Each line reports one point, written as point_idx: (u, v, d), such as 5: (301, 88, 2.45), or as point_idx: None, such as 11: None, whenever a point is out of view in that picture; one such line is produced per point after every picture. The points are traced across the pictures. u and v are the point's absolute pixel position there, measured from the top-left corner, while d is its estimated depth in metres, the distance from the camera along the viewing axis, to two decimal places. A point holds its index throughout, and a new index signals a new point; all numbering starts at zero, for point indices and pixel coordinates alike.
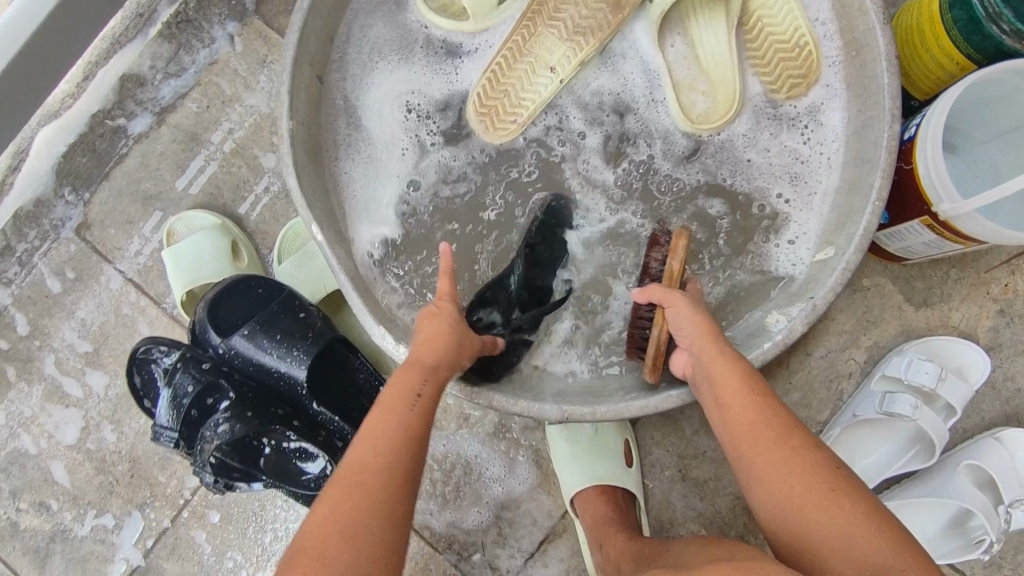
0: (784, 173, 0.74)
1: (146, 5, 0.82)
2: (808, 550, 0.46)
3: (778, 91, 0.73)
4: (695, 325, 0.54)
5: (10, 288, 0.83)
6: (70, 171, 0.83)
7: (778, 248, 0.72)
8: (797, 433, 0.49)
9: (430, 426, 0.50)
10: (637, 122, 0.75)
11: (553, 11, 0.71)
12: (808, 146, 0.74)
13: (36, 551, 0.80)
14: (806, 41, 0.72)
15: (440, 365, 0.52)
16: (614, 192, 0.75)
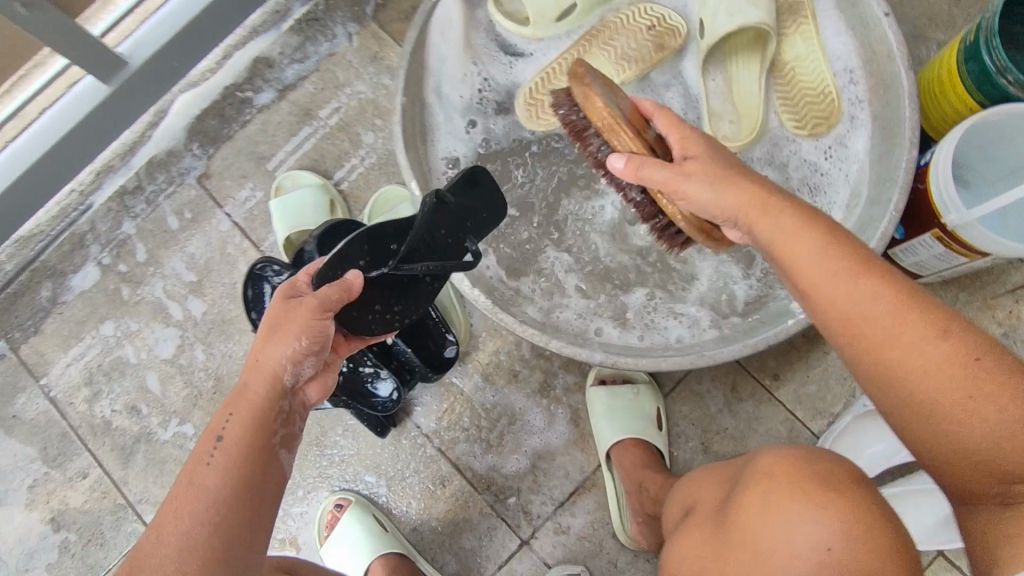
0: (805, 184, 0.86)
1: (283, 3, 0.98)
2: (942, 431, 0.44)
3: (796, 127, 0.85)
4: (732, 194, 0.50)
5: (136, 221, 0.97)
6: (200, 130, 0.98)
7: None
8: (910, 308, 0.45)
9: (249, 455, 0.50)
10: None
11: (607, 40, 0.84)
12: (829, 162, 0.85)
13: (122, 448, 0.91)
14: (827, 91, 0.84)
15: (259, 390, 0.52)
16: None
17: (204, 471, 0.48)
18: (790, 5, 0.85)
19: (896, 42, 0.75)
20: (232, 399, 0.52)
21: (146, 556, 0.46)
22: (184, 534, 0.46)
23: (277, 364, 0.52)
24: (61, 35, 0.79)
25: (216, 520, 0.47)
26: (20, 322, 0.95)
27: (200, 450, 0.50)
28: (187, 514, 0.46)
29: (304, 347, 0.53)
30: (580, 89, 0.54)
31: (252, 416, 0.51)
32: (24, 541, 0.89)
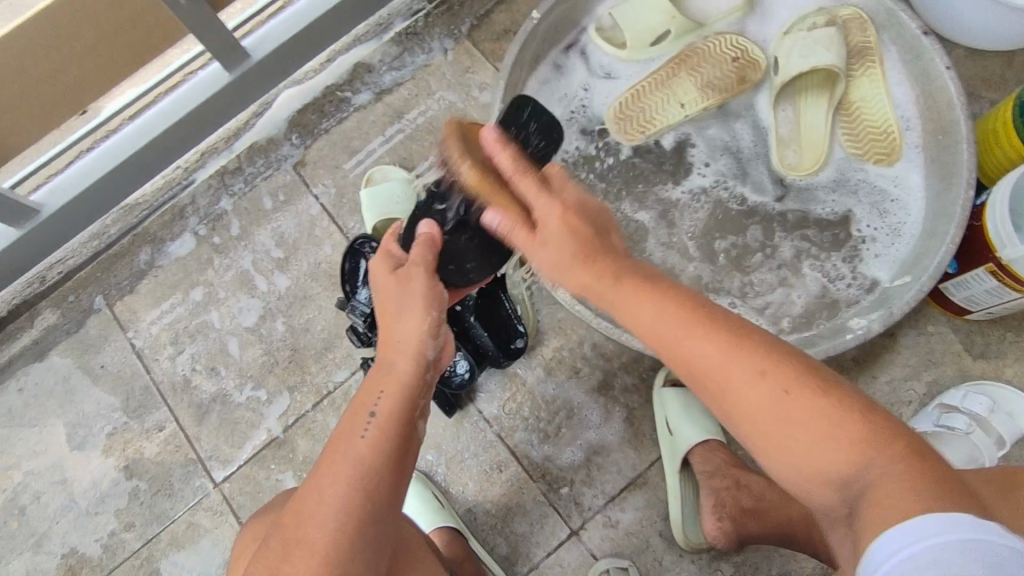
0: (874, 208, 0.91)
1: (385, 17, 1.07)
2: (784, 458, 0.49)
3: (858, 160, 0.91)
4: (568, 275, 0.62)
5: (233, 198, 1.05)
6: (300, 122, 1.06)
7: (869, 259, 0.89)
8: (742, 353, 0.51)
9: (391, 427, 0.57)
10: (741, 161, 0.94)
11: (695, 67, 0.93)
12: (894, 190, 0.90)
13: (199, 406, 0.97)
14: (891, 129, 0.90)
15: (398, 365, 0.61)
16: (735, 201, 0.93)
17: (359, 437, 0.56)
18: (858, 49, 0.91)
19: (956, 92, 0.82)
20: (376, 375, 0.61)
21: (312, 512, 0.50)
22: (344, 492, 0.52)
23: (416, 341, 0.62)
24: (204, 29, 0.89)
25: (375, 482, 0.53)
26: (117, 281, 1.03)
27: (355, 419, 0.57)
28: (350, 468, 0.53)
29: (434, 326, 0.64)
30: (456, 151, 0.71)
31: (400, 391, 0.60)
32: (99, 484, 0.96)
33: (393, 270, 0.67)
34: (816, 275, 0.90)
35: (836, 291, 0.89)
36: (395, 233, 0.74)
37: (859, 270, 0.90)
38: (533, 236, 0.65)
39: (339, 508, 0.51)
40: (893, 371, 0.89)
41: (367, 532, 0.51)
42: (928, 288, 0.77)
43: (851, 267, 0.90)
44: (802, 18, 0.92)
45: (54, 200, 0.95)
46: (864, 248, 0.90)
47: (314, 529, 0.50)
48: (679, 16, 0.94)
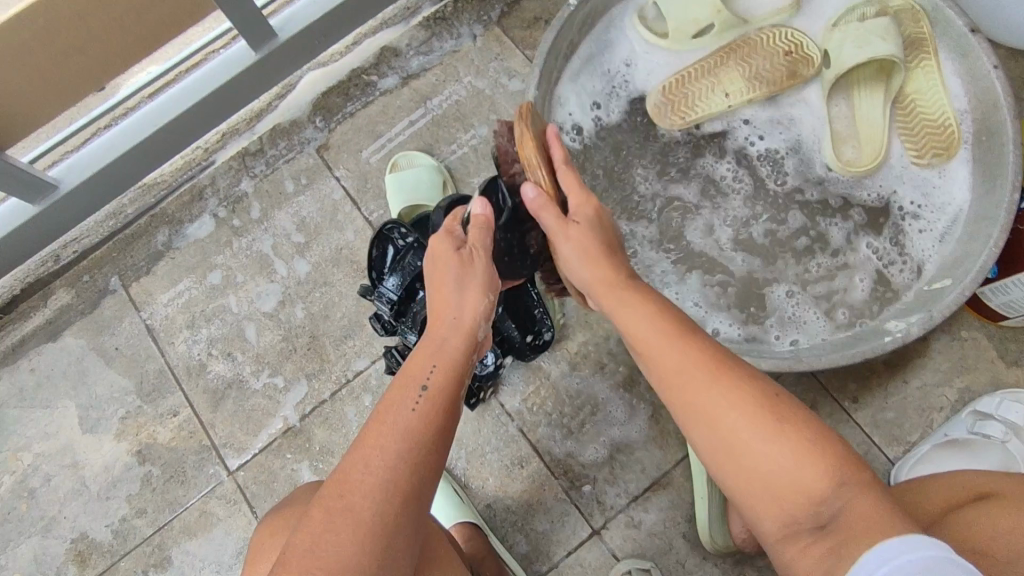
0: (914, 189, 0.90)
1: (414, 1, 1.06)
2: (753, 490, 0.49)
3: (915, 157, 0.89)
4: (592, 266, 0.62)
5: (253, 180, 1.03)
6: (324, 104, 1.04)
7: (916, 237, 0.89)
8: (694, 350, 0.53)
9: (447, 403, 0.55)
10: (790, 154, 0.94)
11: (745, 56, 0.91)
12: (939, 178, 0.89)
13: (214, 391, 0.96)
14: (948, 123, 0.87)
15: (454, 338, 0.59)
16: (776, 189, 0.94)
17: (407, 411, 0.53)
18: (912, 41, 0.88)
19: (1003, 93, 0.81)
20: (429, 345, 0.58)
21: (356, 486, 0.49)
22: (386, 467, 0.50)
23: (469, 319, 0.60)
24: (231, 5, 0.86)
25: (419, 459, 0.51)
26: (133, 262, 1.01)
27: (402, 390, 0.54)
28: (395, 446, 0.51)
29: (489, 307, 0.61)
30: (521, 125, 0.68)
31: (450, 362, 0.57)
32: (110, 469, 0.94)
33: (455, 250, 0.62)
34: (863, 253, 0.91)
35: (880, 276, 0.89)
36: (457, 216, 0.69)
37: (904, 254, 0.89)
38: (568, 223, 0.63)
39: (384, 483, 0.49)
40: (922, 376, 0.85)
41: (407, 510, 0.49)
42: (970, 293, 0.74)
43: (894, 247, 0.90)
44: (853, 7, 0.90)
45: (72, 176, 0.93)
46: (907, 227, 0.90)
47: (358, 503, 0.48)
48: (724, 10, 0.91)
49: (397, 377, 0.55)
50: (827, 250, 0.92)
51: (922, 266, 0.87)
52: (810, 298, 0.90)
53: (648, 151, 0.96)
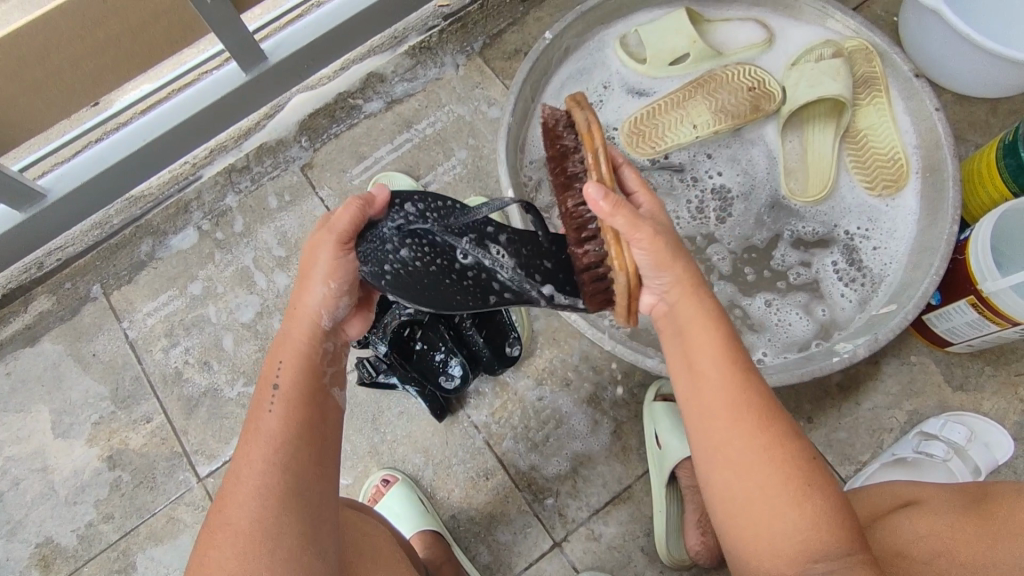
0: (863, 214, 0.96)
1: (401, 31, 1.12)
2: (758, 553, 0.52)
3: (868, 186, 0.95)
4: (671, 269, 0.60)
5: (239, 195, 1.06)
6: (310, 125, 1.09)
7: (870, 258, 0.95)
8: (748, 399, 0.55)
9: (304, 397, 0.57)
10: (736, 188, 0.99)
11: (712, 91, 0.97)
12: (887, 208, 0.95)
13: (189, 399, 0.97)
14: (897, 156, 0.94)
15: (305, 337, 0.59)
16: (725, 220, 0.99)
17: (267, 413, 0.55)
18: (865, 79, 0.96)
19: (942, 133, 0.88)
20: (279, 344, 0.59)
21: (231, 499, 0.51)
22: (252, 467, 0.52)
23: (313, 309, 0.59)
24: (226, 27, 0.91)
25: (286, 453, 0.53)
26: (115, 271, 1.03)
27: (260, 396, 0.56)
28: (259, 450, 0.53)
29: (332, 295, 0.59)
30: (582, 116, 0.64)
31: (301, 358, 0.58)
32: (80, 474, 0.95)
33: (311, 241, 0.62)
34: (829, 278, 0.95)
35: (833, 298, 0.94)
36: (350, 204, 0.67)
37: (853, 277, 0.94)
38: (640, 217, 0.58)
39: (254, 483, 0.51)
40: (874, 398, 0.89)
41: (287, 497, 0.52)
42: (913, 316, 0.78)
43: (853, 269, 0.94)
44: (810, 50, 0.98)
45: (61, 185, 0.96)
46: (858, 248, 0.95)
47: (235, 515, 0.51)
48: (700, 41, 0.99)
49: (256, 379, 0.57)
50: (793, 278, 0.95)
51: (874, 292, 0.93)
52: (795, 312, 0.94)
53: None
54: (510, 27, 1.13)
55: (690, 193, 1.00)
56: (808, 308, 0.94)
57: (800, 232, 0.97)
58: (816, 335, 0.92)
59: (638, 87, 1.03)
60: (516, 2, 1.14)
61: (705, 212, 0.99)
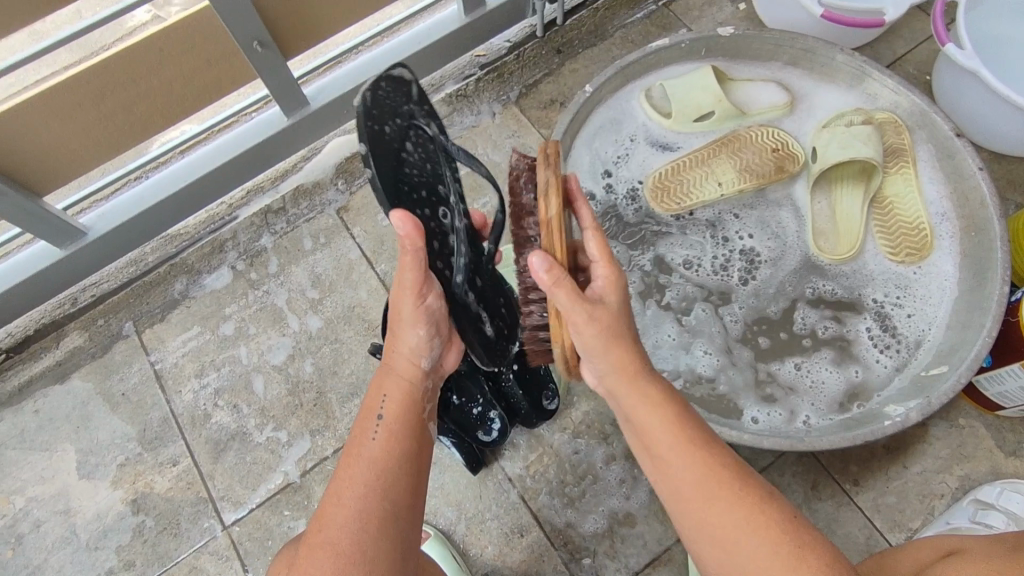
0: (891, 284, 0.95)
1: (438, 79, 1.14)
2: None
3: (892, 254, 0.95)
4: (605, 351, 0.57)
5: (274, 236, 1.07)
6: (347, 169, 1.09)
7: (907, 327, 0.93)
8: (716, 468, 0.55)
9: (403, 435, 0.59)
10: (767, 247, 0.99)
11: (737, 150, 0.99)
12: (917, 275, 0.95)
13: (217, 443, 0.96)
14: (922, 226, 0.95)
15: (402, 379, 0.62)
16: (750, 278, 0.97)
17: (371, 441, 0.58)
18: (894, 149, 0.97)
19: (987, 193, 0.88)
20: (382, 378, 0.63)
21: (332, 517, 0.54)
22: (357, 494, 0.55)
23: (414, 352, 0.62)
24: (274, 75, 0.94)
25: (387, 484, 0.56)
26: (148, 309, 1.03)
27: (363, 422, 0.60)
28: (360, 474, 0.56)
29: (427, 337, 0.62)
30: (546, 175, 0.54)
31: (404, 394, 0.62)
32: (103, 518, 0.93)
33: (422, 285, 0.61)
34: (863, 342, 0.93)
35: (867, 363, 0.92)
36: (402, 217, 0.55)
37: (892, 344, 0.92)
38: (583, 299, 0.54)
39: (358, 508, 0.54)
40: (922, 461, 0.86)
41: (385, 527, 0.54)
42: (966, 380, 0.77)
43: (887, 335, 0.93)
44: (841, 115, 0.99)
45: (102, 224, 0.98)
46: (891, 314, 0.94)
47: (335, 537, 0.53)
48: (726, 100, 1.00)
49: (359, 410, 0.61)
50: (826, 343, 0.94)
51: (912, 355, 0.91)
52: (832, 364, 0.92)
53: (645, 225, 1.01)
54: (545, 78, 1.15)
55: (715, 252, 0.99)
56: (837, 363, 0.92)
57: (820, 291, 0.96)
58: (845, 395, 0.90)
59: (663, 139, 1.04)
60: (551, 54, 1.17)
61: (729, 268, 0.98)
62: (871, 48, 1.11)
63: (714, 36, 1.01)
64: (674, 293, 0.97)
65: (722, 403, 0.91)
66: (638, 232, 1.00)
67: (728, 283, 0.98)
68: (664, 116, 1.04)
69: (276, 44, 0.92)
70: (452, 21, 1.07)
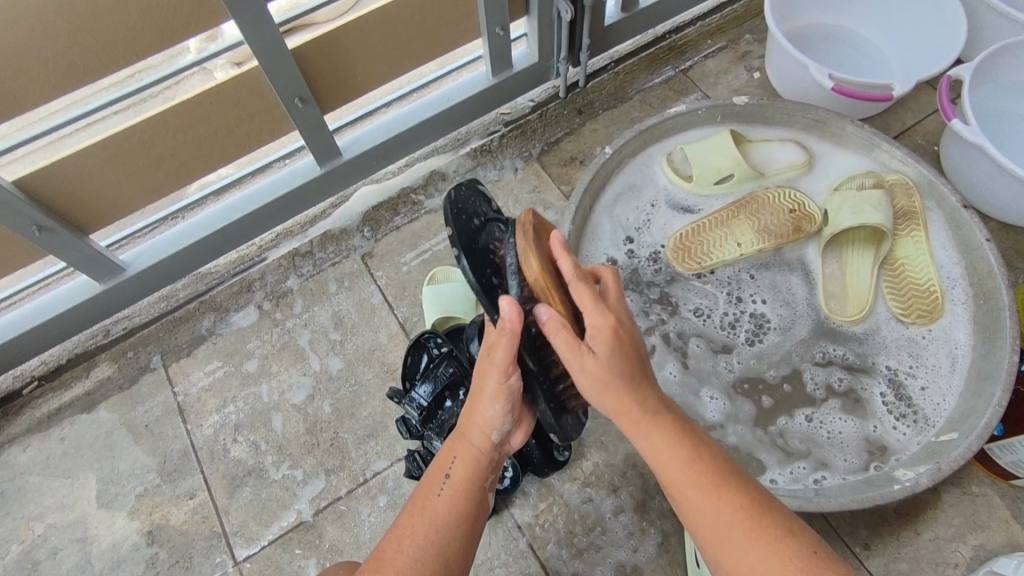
0: (904, 351, 0.97)
1: (464, 134, 1.20)
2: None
3: (902, 314, 0.98)
4: (604, 389, 0.61)
5: (300, 277, 1.11)
6: (373, 217, 1.15)
7: (919, 393, 0.94)
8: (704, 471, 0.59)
9: (467, 496, 0.64)
10: (781, 309, 1.01)
11: (754, 212, 1.03)
12: (927, 338, 0.97)
13: (233, 478, 0.98)
14: (934, 290, 0.97)
15: (476, 450, 0.66)
16: (762, 333, 1.00)
17: (436, 498, 0.63)
18: (904, 212, 1.00)
19: (995, 263, 0.91)
20: (454, 442, 0.67)
21: (389, 559, 0.58)
22: (422, 539, 0.59)
23: (486, 424, 0.65)
24: (310, 130, 1.01)
25: (445, 538, 0.60)
26: (175, 344, 1.07)
27: (431, 479, 0.65)
28: (421, 523, 0.61)
29: (503, 411, 0.65)
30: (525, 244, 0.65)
31: (472, 461, 0.66)
32: (118, 547, 0.95)
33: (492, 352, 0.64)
34: (876, 406, 0.94)
35: (882, 421, 0.93)
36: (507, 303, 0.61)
37: (905, 410, 0.93)
38: (580, 345, 0.61)
39: (417, 552, 0.58)
40: (933, 528, 0.85)
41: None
42: (976, 447, 0.78)
43: (902, 403, 0.94)
44: (851, 178, 1.03)
45: (140, 260, 1.03)
46: (905, 383, 0.95)
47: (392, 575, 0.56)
48: (744, 163, 1.04)
49: (429, 468, 0.66)
50: (842, 408, 0.95)
51: (928, 425, 0.92)
52: (845, 413, 0.94)
53: (658, 280, 1.04)
54: (566, 136, 1.21)
55: (727, 309, 1.02)
56: (850, 413, 0.94)
57: (831, 354, 0.98)
58: (873, 458, 0.91)
59: (677, 199, 1.09)
60: (573, 115, 1.23)
61: (737, 328, 1.00)
62: (880, 118, 1.16)
63: (731, 104, 1.06)
64: (686, 347, 0.99)
65: (730, 460, 0.92)
66: (653, 290, 1.04)
67: (733, 340, 1.00)
68: (683, 179, 1.09)
69: (316, 100, 0.98)
70: (480, 82, 1.14)
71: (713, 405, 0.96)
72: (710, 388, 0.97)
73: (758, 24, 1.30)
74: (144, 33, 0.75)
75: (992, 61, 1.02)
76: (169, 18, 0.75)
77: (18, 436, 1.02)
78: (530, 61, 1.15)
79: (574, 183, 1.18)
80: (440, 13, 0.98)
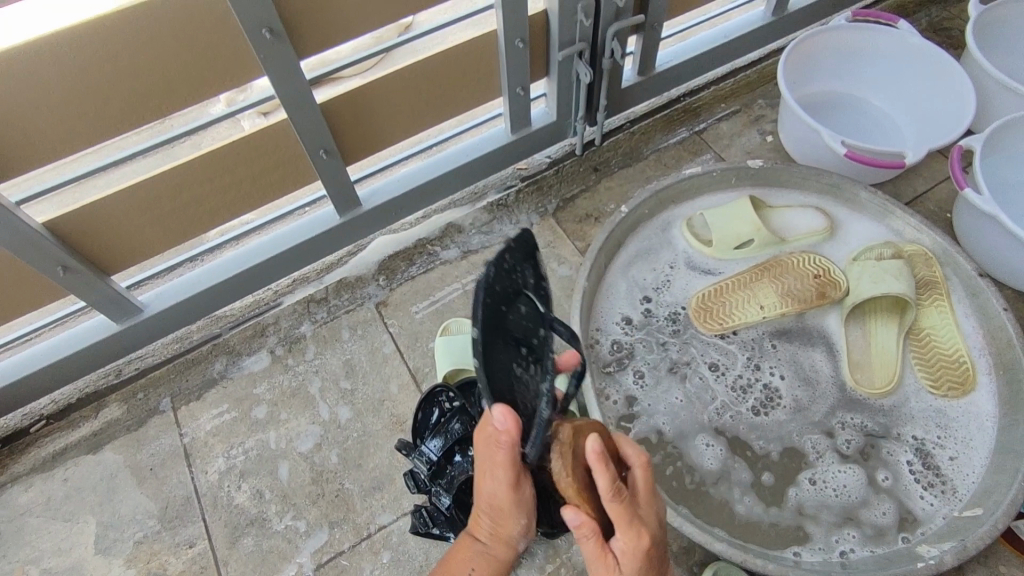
0: (930, 422, 0.95)
1: (482, 187, 1.23)
2: None
3: (932, 386, 0.96)
4: None
5: (315, 324, 1.12)
6: (388, 266, 1.16)
7: (946, 464, 0.91)
8: None
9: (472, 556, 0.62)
10: (806, 390, 0.98)
11: (778, 275, 1.02)
12: (957, 410, 0.95)
13: (235, 527, 0.96)
14: (962, 359, 0.96)
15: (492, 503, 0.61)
16: (786, 402, 0.98)
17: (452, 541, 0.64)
18: (926, 282, 1.00)
19: (1014, 334, 0.92)
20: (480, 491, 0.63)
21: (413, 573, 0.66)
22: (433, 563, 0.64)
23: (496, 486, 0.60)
24: (333, 180, 1.03)
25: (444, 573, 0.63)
26: (186, 386, 1.07)
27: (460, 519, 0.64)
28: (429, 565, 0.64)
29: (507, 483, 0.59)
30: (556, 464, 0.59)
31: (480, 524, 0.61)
32: None
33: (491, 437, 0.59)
34: (903, 473, 0.92)
35: (909, 494, 0.90)
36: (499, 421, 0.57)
37: (936, 481, 0.90)
38: (610, 556, 0.57)
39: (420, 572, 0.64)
40: None
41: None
42: (1003, 526, 0.80)
43: (930, 472, 0.91)
44: (869, 247, 1.03)
45: (158, 301, 1.04)
46: (933, 453, 0.92)
47: None
48: (764, 228, 1.05)
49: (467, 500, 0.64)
50: (847, 465, 0.93)
51: (958, 499, 0.89)
52: (844, 463, 0.93)
53: (671, 336, 1.04)
54: (582, 193, 1.23)
55: (743, 372, 1.00)
56: (861, 475, 0.92)
57: (849, 423, 0.96)
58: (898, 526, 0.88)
59: (694, 257, 1.10)
60: (589, 172, 1.26)
61: (748, 393, 0.99)
62: (891, 184, 1.18)
63: (746, 167, 1.09)
64: (696, 405, 0.98)
65: (744, 530, 0.89)
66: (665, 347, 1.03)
67: (738, 402, 0.98)
68: (701, 243, 1.10)
69: (341, 151, 1.01)
70: (500, 137, 1.16)
71: (713, 455, 0.94)
72: (709, 437, 0.95)
73: (770, 89, 1.34)
74: (181, 85, 0.78)
75: (1003, 132, 1.05)
76: (208, 75, 0.79)
77: (21, 475, 1.01)
78: (548, 119, 1.18)
79: (590, 239, 1.19)
80: (466, 75, 1.02)
